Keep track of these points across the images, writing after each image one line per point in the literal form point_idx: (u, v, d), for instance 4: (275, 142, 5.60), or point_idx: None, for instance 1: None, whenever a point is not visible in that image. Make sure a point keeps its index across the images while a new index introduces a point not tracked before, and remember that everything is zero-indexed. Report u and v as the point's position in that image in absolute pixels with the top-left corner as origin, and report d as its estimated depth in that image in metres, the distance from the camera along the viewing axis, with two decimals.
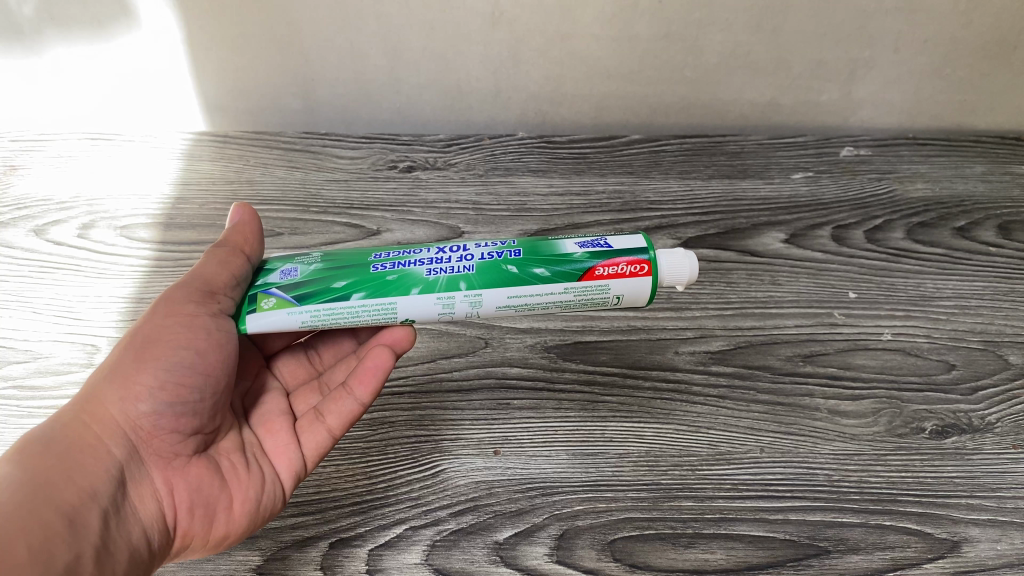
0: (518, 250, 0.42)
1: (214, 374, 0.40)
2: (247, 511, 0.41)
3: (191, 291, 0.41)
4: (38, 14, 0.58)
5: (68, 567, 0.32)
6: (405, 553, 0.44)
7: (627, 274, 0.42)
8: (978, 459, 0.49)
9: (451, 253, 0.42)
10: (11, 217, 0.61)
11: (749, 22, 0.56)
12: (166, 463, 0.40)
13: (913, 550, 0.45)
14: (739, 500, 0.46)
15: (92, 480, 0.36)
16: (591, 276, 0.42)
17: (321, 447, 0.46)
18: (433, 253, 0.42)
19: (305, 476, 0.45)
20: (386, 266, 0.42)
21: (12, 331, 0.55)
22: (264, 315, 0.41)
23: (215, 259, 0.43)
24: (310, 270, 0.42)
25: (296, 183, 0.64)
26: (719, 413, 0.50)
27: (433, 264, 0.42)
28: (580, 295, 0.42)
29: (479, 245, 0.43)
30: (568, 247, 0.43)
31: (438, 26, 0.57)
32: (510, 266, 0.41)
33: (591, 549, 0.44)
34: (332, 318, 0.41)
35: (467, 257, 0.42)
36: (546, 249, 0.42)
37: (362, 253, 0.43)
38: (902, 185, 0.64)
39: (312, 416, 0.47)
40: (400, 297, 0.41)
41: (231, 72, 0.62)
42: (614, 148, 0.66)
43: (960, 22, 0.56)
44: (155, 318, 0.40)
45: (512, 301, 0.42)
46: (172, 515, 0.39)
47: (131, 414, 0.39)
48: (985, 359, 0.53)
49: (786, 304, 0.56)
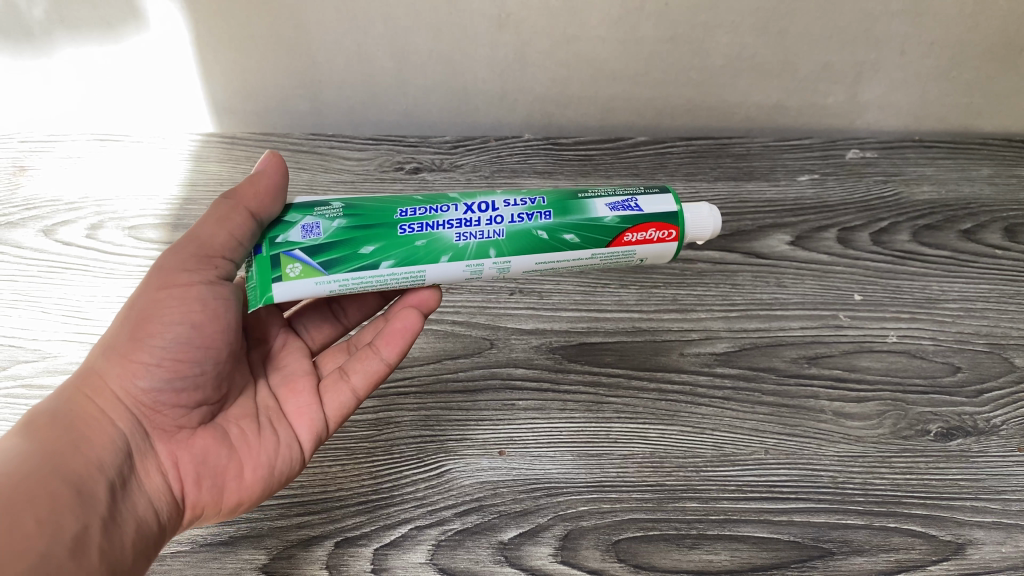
0: (549, 212, 0.43)
1: (213, 346, 0.40)
2: (258, 477, 0.42)
3: (185, 258, 0.40)
4: (47, 16, 0.58)
5: (76, 538, 0.32)
6: (410, 553, 0.44)
7: (653, 240, 0.44)
8: (984, 461, 0.49)
9: (480, 215, 0.42)
10: (20, 217, 0.61)
11: (756, 23, 0.56)
12: (171, 435, 0.40)
13: (917, 552, 0.45)
14: (743, 502, 0.47)
15: (96, 454, 0.37)
16: (619, 243, 0.44)
17: (344, 407, 0.47)
18: (462, 213, 0.42)
19: (325, 436, 0.46)
20: (415, 229, 0.41)
21: (21, 331, 0.55)
22: (291, 284, 0.40)
23: (211, 216, 0.40)
24: (334, 230, 0.41)
25: (303, 184, 0.64)
26: (724, 414, 0.50)
27: (462, 228, 0.42)
28: (606, 259, 0.44)
29: (508, 203, 0.43)
30: (599, 210, 0.43)
31: (446, 28, 0.57)
32: (542, 233, 0.42)
33: (595, 550, 0.44)
34: (358, 284, 0.41)
35: (498, 220, 0.42)
36: (578, 212, 0.43)
37: (388, 208, 0.42)
38: (908, 186, 0.64)
39: (336, 375, 0.48)
40: (429, 265, 0.42)
41: (238, 73, 0.62)
42: (619, 149, 0.66)
43: (967, 24, 0.56)
44: (147, 290, 0.39)
45: (539, 266, 0.44)
46: (178, 487, 0.40)
47: (131, 389, 0.39)
48: (990, 362, 0.53)
49: (791, 306, 0.56)
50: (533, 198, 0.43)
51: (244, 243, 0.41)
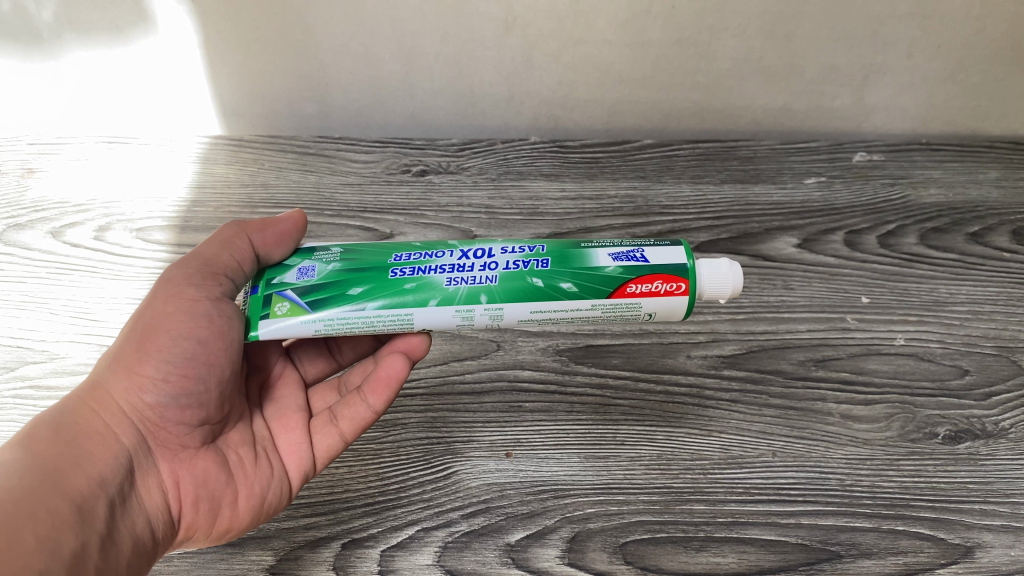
0: (546, 260, 0.42)
1: (217, 365, 0.40)
2: (251, 508, 0.42)
3: (192, 272, 0.42)
4: (56, 19, 0.59)
5: (73, 556, 0.33)
6: (417, 555, 0.44)
7: (660, 292, 0.42)
8: (992, 464, 0.49)
9: (474, 259, 0.42)
10: (28, 219, 0.62)
11: (762, 27, 0.57)
12: (173, 454, 0.41)
13: (925, 555, 0.45)
14: (751, 504, 0.46)
15: (98, 470, 0.37)
16: (622, 293, 0.42)
17: (332, 449, 0.46)
18: (456, 258, 0.42)
19: (312, 475, 0.46)
20: (406, 272, 0.41)
21: (29, 332, 0.55)
22: (277, 320, 0.40)
23: (216, 239, 0.44)
24: (327, 270, 0.42)
25: (309, 186, 0.64)
26: (731, 417, 0.50)
27: (453, 273, 0.41)
28: (609, 311, 0.42)
29: (504, 249, 0.42)
30: (601, 257, 0.42)
31: (452, 31, 0.58)
32: (536, 281, 0.41)
33: (602, 552, 0.44)
34: (345, 325, 0.41)
35: (492, 266, 0.42)
36: (577, 262, 0.42)
37: (384, 253, 0.42)
38: (916, 190, 0.64)
39: (326, 417, 0.47)
40: (416, 308, 0.41)
41: (246, 77, 0.63)
42: (626, 152, 0.66)
43: (974, 27, 0.57)
44: (154, 303, 0.41)
45: (535, 316, 0.42)
46: (176, 506, 0.40)
47: (137, 404, 0.40)
48: (998, 365, 0.53)
49: (798, 309, 0.56)
50: (531, 246, 0.42)
51: (244, 267, 0.44)
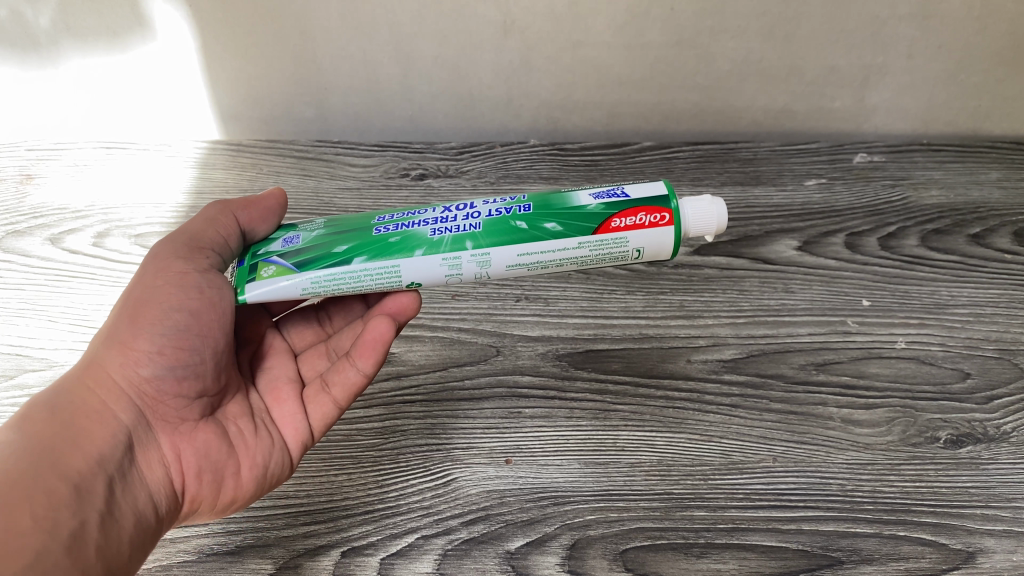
0: (527, 206, 0.42)
1: (210, 335, 0.41)
2: (253, 477, 0.42)
3: (179, 248, 0.43)
4: (54, 25, 0.59)
5: (73, 534, 0.33)
6: (416, 562, 0.44)
7: (641, 226, 0.41)
8: (994, 468, 0.49)
9: (457, 214, 0.42)
10: (27, 226, 0.61)
11: (762, 29, 0.57)
12: (173, 427, 0.41)
13: (927, 561, 0.44)
14: (751, 511, 0.46)
15: (96, 448, 0.37)
16: (607, 228, 0.41)
17: (328, 418, 0.46)
18: (438, 214, 0.42)
19: (309, 446, 0.46)
20: (389, 229, 0.42)
21: (28, 340, 0.55)
22: (263, 282, 0.41)
23: (202, 218, 0.44)
24: (313, 237, 0.43)
25: (308, 191, 0.64)
26: (732, 422, 0.50)
27: (437, 226, 0.42)
28: (597, 249, 0.41)
29: (487, 203, 0.43)
30: (582, 200, 0.42)
31: (450, 34, 0.58)
32: (521, 224, 0.41)
33: (602, 559, 0.44)
34: (333, 283, 0.41)
35: (474, 216, 0.42)
36: (560, 205, 0.42)
37: (367, 219, 0.43)
38: (917, 191, 0.63)
39: (318, 386, 0.47)
40: (403, 259, 0.41)
41: (244, 82, 0.63)
42: (627, 154, 0.66)
43: (975, 28, 0.56)
44: (145, 280, 0.41)
45: (522, 259, 0.41)
46: (180, 480, 0.40)
47: (134, 378, 0.40)
48: (1000, 368, 0.53)
49: (799, 312, 0.55)
50: (514, 197, 0.43)
51: (230, 244, 0.45)
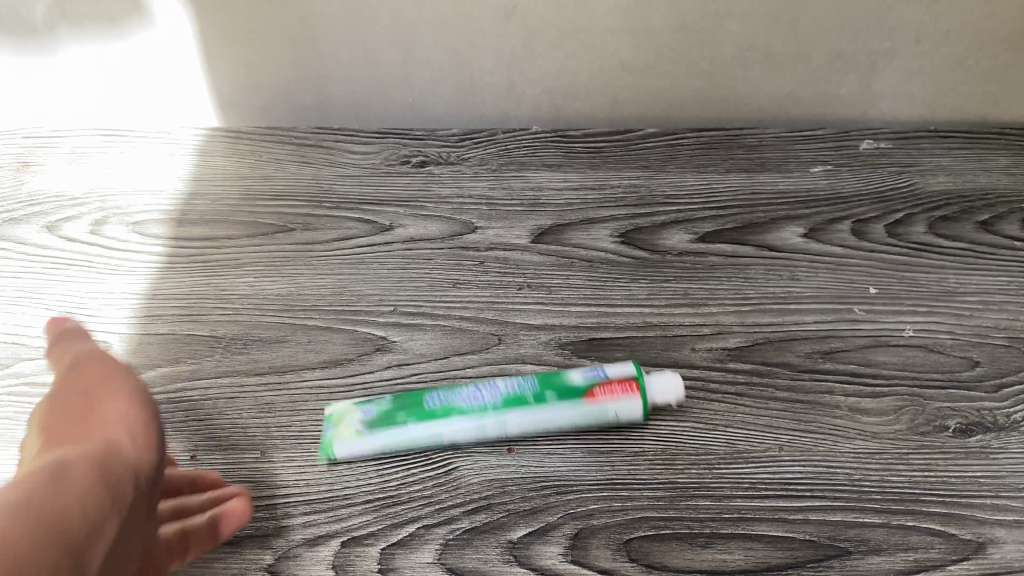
0: (534, 382, 0.49)
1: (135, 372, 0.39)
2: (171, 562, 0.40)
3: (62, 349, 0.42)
4: (50, 11, 0.61)
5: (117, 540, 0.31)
6: (417, 552, 0.43)
7: (618, 399, 0.48)
8: (1004, 458, 0.47)
9: (484, 390, 0.49)
10: (24, 214, 0.60)
11: (766, 13, 0.58)
12: None
13: (937, 552, 0.43)
14: (757, 500, 0.45)
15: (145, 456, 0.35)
16: (593, 398, 0.48)
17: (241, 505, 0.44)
18: (470, 392, 0.48)
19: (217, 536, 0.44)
20: (436, 403, 0.48)
21: (23, 327, 0.53)
22: (348, 446, 0.47)
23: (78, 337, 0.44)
24: (385, 412, 0.48)
25: (309, 179, 0.63)
26: (738, 410, 0.49)
27: (473, 403, 0.48)
28: (589, 419, 0.48)
29: (505, 381, 0.49)
30: (573, 375, 0.49)
31: (454, 19, 0.59)
32: (529, 412, 0.48)
33: (606, 549, 0.43)
34: (399, 431, 0.47)
35: (496, 393, 0.48)
36: (558, 381, 0.49)
37: (420, 397, 0.48)
38: (925, 177, 0.62)
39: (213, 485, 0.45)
40: (448, 429, 0.47)
41: (243, 69, 0.65)
42: (630, 141, 0.66)
43: (983, 10, 0.57)
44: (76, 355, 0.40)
45: (530, 424, 0.48)
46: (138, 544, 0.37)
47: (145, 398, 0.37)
48: (1010, 356, 0.51)
49: (805, 300, 0.55)
50: (522, 379, 0.49)
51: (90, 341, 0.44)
